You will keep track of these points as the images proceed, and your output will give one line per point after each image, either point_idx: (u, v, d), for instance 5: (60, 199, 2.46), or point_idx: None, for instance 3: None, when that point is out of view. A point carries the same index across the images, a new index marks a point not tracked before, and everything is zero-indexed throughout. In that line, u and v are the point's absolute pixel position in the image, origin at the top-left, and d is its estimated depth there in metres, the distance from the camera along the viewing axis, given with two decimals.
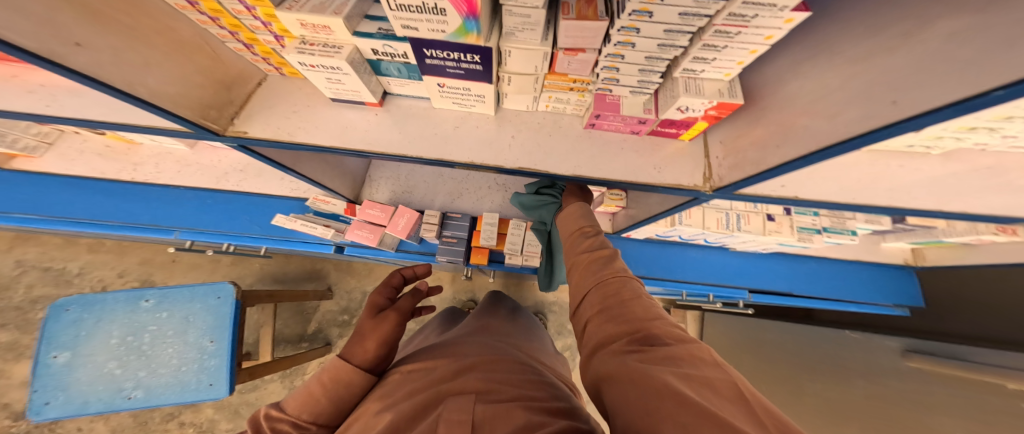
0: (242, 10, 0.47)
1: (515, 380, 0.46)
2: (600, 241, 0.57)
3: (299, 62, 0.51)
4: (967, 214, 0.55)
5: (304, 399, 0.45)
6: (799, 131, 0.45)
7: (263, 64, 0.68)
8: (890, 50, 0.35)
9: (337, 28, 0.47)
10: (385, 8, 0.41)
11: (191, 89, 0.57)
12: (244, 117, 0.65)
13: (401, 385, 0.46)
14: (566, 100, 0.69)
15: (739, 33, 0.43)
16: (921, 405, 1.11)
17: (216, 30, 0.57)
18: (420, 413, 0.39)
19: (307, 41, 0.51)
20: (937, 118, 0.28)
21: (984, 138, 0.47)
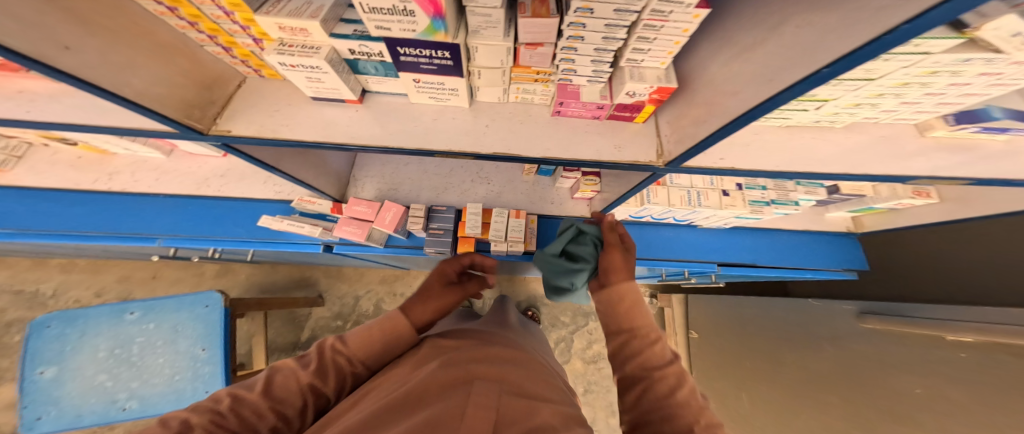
0: (220, 14, 0.51)
1: (537, 379, 0.45)
2: (664, 348, 0.50)
3: (279, 62, 0.53)
4: (880, 177, 0.61)
5: (361, 336, 0.52)
6: (717, 109, 0.53)
7: (241, 66, 0.70)
8: (765, 40, 0.43)
9: (315, 30, 0.50)
10: (358, 10, 0.45)
11: (175, 89, 0.59)
12: (226, 117, 0.67)
13: (431, 356, 0.47)
14: (533, 91, 0.75)
15: (663, 27, 0.52)
16: (886, 366, 1.16)
17: (195, 34, 0.59)
18: (448, 385, 0.38)
19: (286, 43, 0.54)
20: (804, 89, 0.36)
21: (871, 112, 0.55)
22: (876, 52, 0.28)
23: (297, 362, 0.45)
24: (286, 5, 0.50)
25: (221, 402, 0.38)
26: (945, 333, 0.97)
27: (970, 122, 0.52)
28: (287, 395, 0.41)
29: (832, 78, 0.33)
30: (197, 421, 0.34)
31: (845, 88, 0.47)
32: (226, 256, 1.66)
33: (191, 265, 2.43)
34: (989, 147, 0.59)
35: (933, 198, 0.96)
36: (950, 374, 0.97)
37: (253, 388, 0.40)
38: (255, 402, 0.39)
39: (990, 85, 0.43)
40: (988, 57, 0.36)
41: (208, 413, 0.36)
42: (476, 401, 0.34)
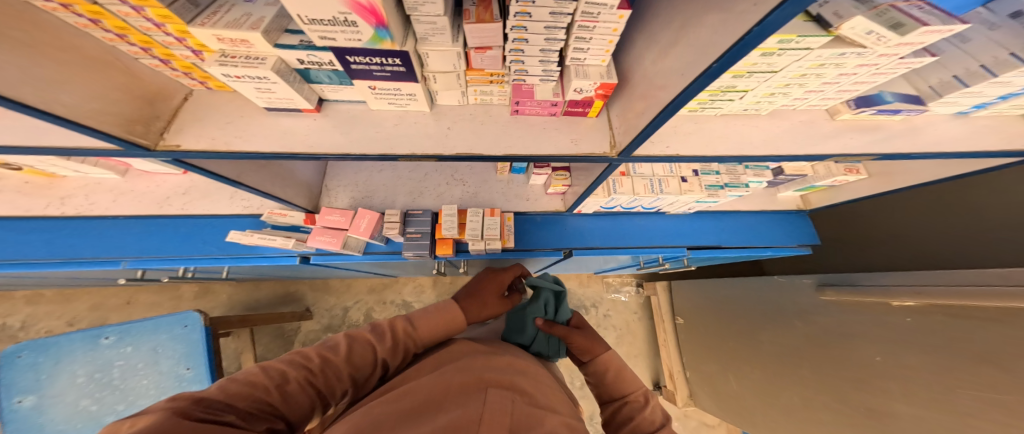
0: (150, 26, 0.48)
1: (541, 390, 0.51)
2: (655, 410, 0.62)
3: (223, 74, 0.52)
4: (808, 156, 0.68)
5: (427, 319, 0.63)
6: (653, 102, 0.58)
7: (184, 79, 0.67)
8: (678, 40, 0.50)
9: (256, 42, 0.48)
10: (297, 23, 0.43)
11: (113, 105, 0.56)
12: (174, 131, 0.64)
13: (454, 357, 0.54)
14: (490, 92, 0.78)
15: (595, 27, 0.57)
16: (847, 335, 1.20)
17: (127, 47, 0.57)
18: (466, 389, 0.43)
19: (228, 54, 0.52)
20: (708, 81, 0.42)
21: (786, 100, 0.63)
22: (744, 50, 0.35)
23: (368, 335, 0.55)
24: (223, 16, 0.48)
25: (312, 359, 0.47)
26: (889, 299, 1.02)
27: (866, 106, 0.61)
28: (362, 363, 0.51)
29: (724, 71, 0.39)
30: (296, 375, 0.44)
31: (757, 80, 0.55)
32: (200, 275, 1.61)
33: (167, 288, 2.36)
34: (891, 127, 0.68)
35: (863, 175, 1.05)
36: (895, 337, 1.04)
37: (337, 353, 0.50)
38: (338, 366, 0.49)
39: (872, 74, 0.51)
40: (857, 51, 0.44)
41: (304, 367, 0.46)
42: (491, 409, 0.39)
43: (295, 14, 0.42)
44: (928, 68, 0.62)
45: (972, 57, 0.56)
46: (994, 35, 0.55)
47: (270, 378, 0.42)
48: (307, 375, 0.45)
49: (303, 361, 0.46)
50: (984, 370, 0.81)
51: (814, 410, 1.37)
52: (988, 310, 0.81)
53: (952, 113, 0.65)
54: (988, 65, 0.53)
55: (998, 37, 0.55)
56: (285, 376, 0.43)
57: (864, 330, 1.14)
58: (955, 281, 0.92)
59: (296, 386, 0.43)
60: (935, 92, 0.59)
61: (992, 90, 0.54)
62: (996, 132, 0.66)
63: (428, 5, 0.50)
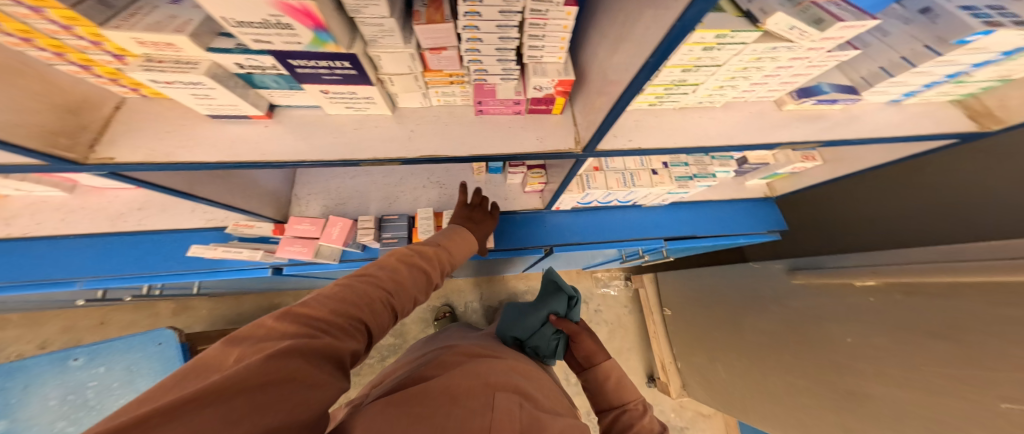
0: (56, 29, 0.43)
1: (544, 397, 0.57)
2: (652, 419, 0.72)
3: (150, 80, 0.48)
4: (756, 145, 0.72)
5: (452, 242, 0.82)
6: (607, 96, 0.61)
7: (113, 86, 0.60)
8: (622, 37, 0.54)
9: (184, 45, 0.44)
10: (223, 26, 0.41)
11: (26, 115, 0.49)
12: (107, 142, 0.58)
13: (460, 363, 0.61)
14: (453, 93, 0.77)
15: (546, 25, 0.57)
16: (818, 318, 1.25)
17: (37, 52, 0.49)
18: (475, 390, 0.50)
19: (154, 58, 0.47)
20: (648, 75, 0.46)
21: (736, 93, 0.67)
22: (672, 48, 0.39)
23: (418, 261, 0.66)
24: (143, 19, 0.43)
25: (383, 283, 0.56)
26: (852, 280, 1.06)
27: (806, 97, 0.67)
28: (417, 282, 0.63)
29: (661, 65, 0.43)
30: (376, 295, 0.53)
31: (703, 74, 0.59)
32: (167, 292, 1.55)
33: (143, 306, 2.30)
34: (832, 116, 0.74)
35: (818, 160, 1.07)
36: (860, 316, 1.08)
37: (399, 274, 0.61)
38: (402, 287, 0.59)
39: (807, 66, 0.56)
40: (786, 45, 0.49)
41: (378, 288, 0.55)
42: (500, 415, 0.44)
43: (220, 17, 0.40)
44: (857, 59, 0.68)
45: (893, 49, 0.61)
46: (908, 29, 0.60)
47: (356, 297, 0.50)
48: (384, 295, 0.55)
49: (378, 284, 0.56)
50: (939, 344, 0.85)
51: (799, 398, 1.36)
52: (939, 286, 0.86)
53: (887, 100, 0.73)
54: (907, 57, 0.59)
55: (912, 31, 0.59)
56: (366, 297, 0.52)
57: (833, 311, 1.18)
58: (912, 259, 0.95)
59: (380, 305, 0.53)
60: (867, 83, 0.66)
61: (914, 79, 0.62)
62: (925, 119, 0.75)
63: (371, 7, 0.48)
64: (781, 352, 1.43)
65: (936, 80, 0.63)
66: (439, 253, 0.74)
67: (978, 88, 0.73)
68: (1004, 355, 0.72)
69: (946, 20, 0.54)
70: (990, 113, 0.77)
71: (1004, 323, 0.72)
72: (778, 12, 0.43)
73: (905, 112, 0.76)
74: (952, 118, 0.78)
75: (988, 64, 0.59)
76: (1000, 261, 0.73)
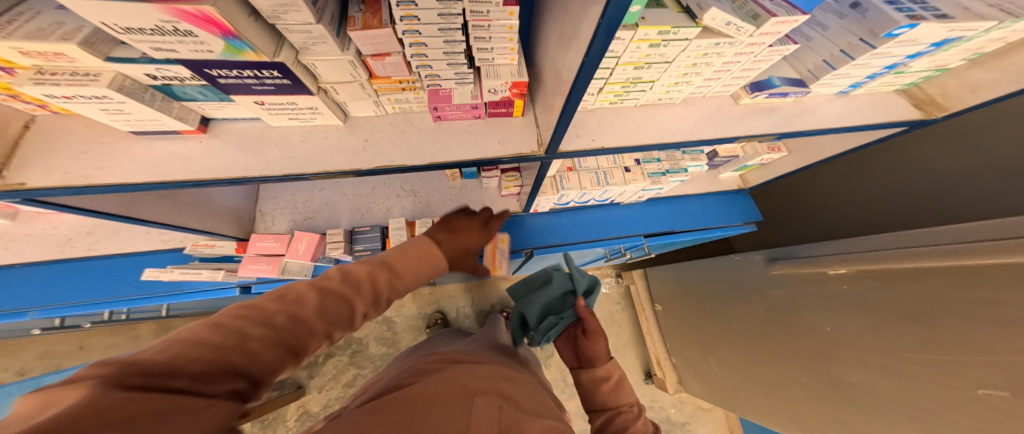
0: None
1: (530, 398, 0.53)
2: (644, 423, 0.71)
3: (45, 94, 0.44)
4: (713, 140, 0.72)
5: (404, 257, 0.58)
6: (559, 98, 0.61)
7: (19, 105, 0.53)
8: (565, 42, 0.54)
9: (77, 55, 0.40)
10: (108, 33, 0.37)
11: None
12: (17, 167, 0.53)
13: (439, 368, 0.56)
14: (407, 100, 0.74)
15: (490, 26, 0.55)
16: (800, 307, 1.24)
17: None
18: (455, 395, 0.45)
19: (47, 70, 0.43)
20: (587, 77, 0.47)
21: (692, 88, 0.67)
22: (605, 42, 0.39)
23: (342, 282, 0.47)
24: (23, 26, 0.38)
25: (274, 319, 0.37)
26: (826, 269, 1.07)
27: (759, 91, 0.66)
28: (338, 318, 0.44)
29: (596, 67, 0.44)
30: (257, 335, 0.34)
31: (656, 71, 0.58)
32: (134, 316, 1.48)
33: (123, 329, 2.24)
34: (787, 108, 0.74)
35: (785, 151, 1.09)
36: (839, 305, 1.07)
37: (304, 306, 0.41)
38: (309, 324, 0.40)
39: (754, 61, 0.57)
40: (727, 41, 0.48)
41: (263, 325, 0.35)
42: (478, 418, 0.41)
43: (101, 23, 0.36)
44: (801, 52, 0.68)
45: (833, 42, 0.61)
46: (843, 24, 0.59)
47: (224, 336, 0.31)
48: (268, 333, 0.35)
49: (261, 316, 0.36)
50: (914, 329, 0.85)
51: (788, 389, 1.36)
52: (905, 271, 0.86)
53: (834, 92, 0.74)
54: (844, 50, 0.58)
55: (846, 26, 0.58)
56: (237, 336, 0.32)
57: (812, 301, 1.18)
58: (880, 245, 0.96)
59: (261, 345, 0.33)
60: (812, 76, 0.66)
61: (857, 71, 0.61)
62: (873, 107, 0.76)
63: (293, 13, 0.44)
64: (766, 341, 1.44)
65: (878, 72, 0.63)
66: (381, 275, 0.53)
67: (919, 77, 0.74)
68: (976, 336, 0.72)
69: (874, 14, 0.54)
70: (933, 101, 0.78)
71: (975, 307, 0.72)
72: (711, 8, 0.43)
73: (853, 103, 0.76)
74: (900, 105, 0.78)
75: (922, 54, 0.59)
76: (961, 246, 0.74)
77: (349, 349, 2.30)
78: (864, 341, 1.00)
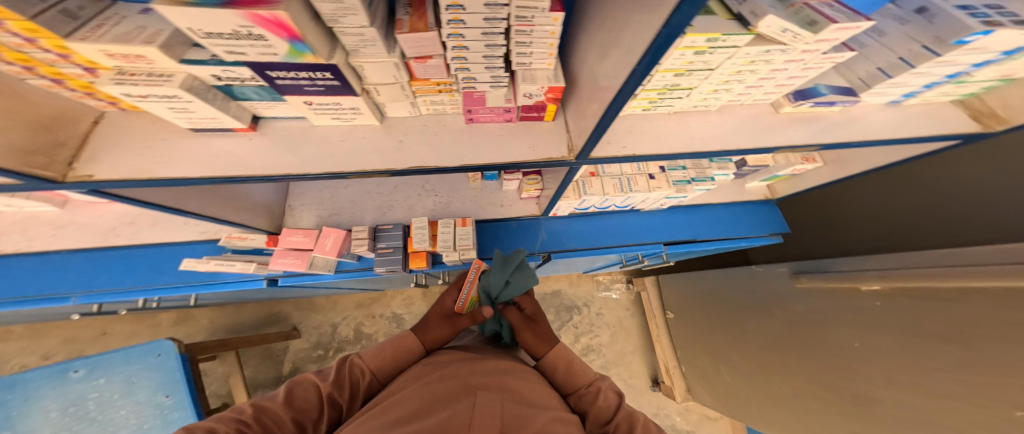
0: (20, 43, 0.37)
1: (529, 387, 0.62)
2: (607, 397, 0.68)
3: (123, 93, 0.46)
4: (749, 150, 0.71)
5: (378, 353, 0.74)
6: (599, 101, 0.60)
7: (90, 100, 0.57)
8: (611, 42, 0.53)
9: (155, 56, 0.42)
10: (191, 37, 0.40)
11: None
12: (87, 160, 0.56)
13: (448, 363, 0.67)
14: (442, 101, 0.75)
15: (533, 31, 0.56)
16: (824, 321, 1.20)
17: (10, 69, 0.44)
18: (458, 392, 0.55)
19: (126, 71, 0.46)
20: (637, 82, 0.45)
21: (731, 96, 0.67)
22: (640, 79, 0.44)
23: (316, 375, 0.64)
24: (110, 30, 0.40)
25: (244, 413, 0.53)
26: (858, 284, 1.03)
27: (804, 99, 0.65)
28: (305, 406, 0.59)
29: (651, 71, 0.42)
30: (225, 428, 0.49)
31: (697, 77, 0.58)
32: (166, 304, 1.54)
33: (144, 317, 2.34)
34: (830, 117, 0.72)
35: (819, 162, 1.08)
36: (868, 322, 1.03)
37: (275, 400, 0.57)
38: (277, 412, 0.55)
39: (803, 68, 0.55)
40: (779, 48, 0.47)
41: (234, 422, 0.51)
42: (481, 412, 0.50)
43: (187, 28, 0.38)
44: (854, 60, 0.66)
45: (890, 50, 0.59)
46: (905, 30, 0.57)
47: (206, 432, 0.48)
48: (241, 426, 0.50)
49: (239, 416, 0.52)
50: (952, 349, 0.81)
51: (805, 402, 1.32)
52: (947, 290, 0.82)
53: (884, 102, 0.72)
54: (903, 58, 0.56)
55: (909, 32, 0.57)
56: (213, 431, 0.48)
57: (838, 315, 1.15)
58: (917, 263, 0.92)
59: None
60: (864, 84, 0.64)
61: (913, 80, 0.60)
62: (919, 119, 0.73)
63: (351, 17, 0.47)
64: (784, 355, 1.40)
65: (936, 81, 0.61)
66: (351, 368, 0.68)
67: (977, 88, 0.70)
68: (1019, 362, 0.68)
69: (943, 19, 0.52)
70: (991, 114, 0.74)
71: (1014, 329, 0.69)
72: (768, 15, 0.41)
73: (898, 114, 0.73)
74: (951, 117, 0.75)
75: (988, 64, 0.57)
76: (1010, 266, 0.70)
77: (359, 344, 2.41)
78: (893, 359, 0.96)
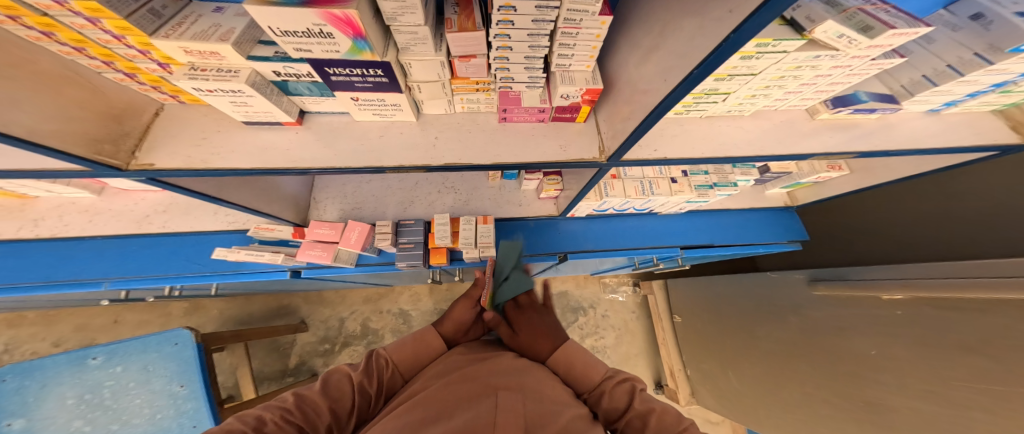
0: (109, 39, 0.44)
1: (547, 385, 0.59)
2: (614, 396, 0.59)
3: (193, 87, 0.49)
4: (781, 156, 0.71)
5: (402, 346, 0.73)
6: (637, 105, 0.60)
7: (154, 93, 0.62)
8: (656, 46, 0.53)
9: (226, 53, 0.46)
10: (269, 35, 0.43)
11: (74, 123, 0.50)
12: (147, 149, 0.59)
13: (467, 363, 0.66)
14: (477, 100, 0.77)
15: (578, 33, 0.57)
16: (841, 330, 1.20)
17: (88, 61, 0.51)
18: (477, 394, 0.54)
19: (197, 66, 0.49)
20: (688, 89, 0.45)
21: (768, 101, 0.68)
22: (683, 94, 0.46)
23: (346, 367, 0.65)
24: (189, 27, 0.45)
25: (286, 401, 0.54)
26: (881, 294, 1.02)
27: (843, 105, 0.66)
28: (339, 395, 0.58)
29: (705, 78, 0.42)
30: (270, 417, 0.50)
31: (738, 82, 0.59)
32: (187, 293, 1.57)
33: (156, 306, 2.39)
34: (866, 125, 0.73)
35: (844, 169, 1.09)
36: (888, 331, 1.03)
37: (310, 389, 0.58)
38: (314, 401, 0.56)
39: (848, 74, 0.56)
40: (831, 53, 0.48)
41: (278, 410, 0.52)
42: (502, 411, 0.48)
43: (267, 27, 0.42)
44: (899, 68, 0.67)
45: (937, 56, 0.60)
46: (956, 36, 0.59)
47: (249, 423, 0.48)
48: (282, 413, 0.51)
49: (279, 405, 0.53)
50: (973, 359, 0.81)
51: (815, 409, 1.32)
52: (973, 301, 0.82)
53: (925, 109, 0.72)
54: (953, 65, 0.57)
55: (962, 38, 0.58)
56: (258, 420, 0.49)
57: (855, 323, 1.14)
58: (942, 273, 0.92)
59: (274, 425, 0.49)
60: (908, 91, 0.64)
61: (960, 88, 0.60)
62: (956, 129, 0.73)
63: (408, 15, 0.49)
64: (796, 363, 1.40)
65: (981, 90, 0.61)
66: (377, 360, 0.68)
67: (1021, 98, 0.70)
68: None
69: (1001, 26, 0.53)
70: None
71: None
72: (826, 21, 0.43)
73: (933, 123, 0.73)
74: (988, 127, 0.75)
75: None
76: None
77: (365, 339, 2.45)
78: (910, 368, 0.96)
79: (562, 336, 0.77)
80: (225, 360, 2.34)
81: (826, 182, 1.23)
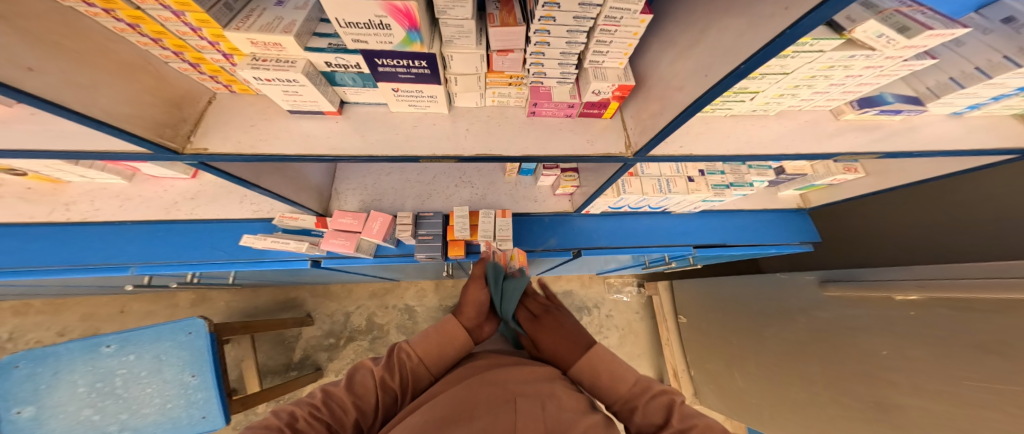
0: (186, 30, 0.47)
1: (570, 394, 0.53)
2: (648, 412, 0.52)
3: (254, 77, 0.52)
4: (807, 154, 0.73)
5: (425, 341, 0.68)
6: (669, 101, 0.62)
7: (209, 82, 0.65)
8: (697, 41, 0.55)
9: (288, 45, 0.49)
10: (335, 26, 0.46)
11: (143, 108, 0.52)
12: (201, 135, 0.61)
13: (488, 367, 0.61)
14: (508, 94, 0.78)
15: (617, 30, 0.59)
16: (852, 330, 1.21)
17: (159, 51, 0.54)
18: (496, 400, 0.48)
19: (259, 57, 0.52)
20: (730, 83, 0.47)
21: (794, 100, 0.70)
22: (723, 89, 0.48)
23: (372, 361, 0.64)
24: (256, 20, 0.48)
25: (315, 397, 0.53)
26: (893, 295, 1.04)
27: (869, 106, 0.68)
28: (364, 392, 0.57)
29: (750, 73, 0.44)
30: (301, 413, 0.50)
31: (769, 81, 0.61)
32: (204, 281, 1.60)
33: (163, 297, 2.42)
34: (890, 126, 0.74)
35: (860, 172, 1.12)
36: (900, 332, 1.04)
37: (337, 385, 0.57)
38: (341, 397, 0.55)
39: (877, 75, 0.58)
40: (866, 53, 0.50)
41: (308, 405, 0.52)
42: (523, 418, 0.44)
43: (335, 18, 0.45)
44: (926, 71, 0.69)
45: (965, 60, 0.63)
46: (987, 39, 0.61)
47: (281, 420, 0.48)
48: (311, 409, 0.51)
49: (307, 401, 0.53)
50: (988, 359, 0.82)
51: (824, 409, 1.33)
52: (987, 302, 0.83)
53: (949, 112, 0.74)
54: (981, 68, 0.59)
55: (993, 41, 0.61)
56: (291, 415, 0.49)
57: (866, 324, 1.16)
58: (958, 274, 0.93)
59: (303, 422, 0.49)
60: (932, 93, 0.66)
61: (984, 92, 0.61)
62: (978, 131, 0.74)
63: (457, 8, 0.52)
64: (806, 364, 1.41)
65: (1004, 94, 0.63)
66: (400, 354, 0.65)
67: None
68: None
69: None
70: None
71: None
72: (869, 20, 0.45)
73: (955, 126, 0.75)
74: (1009, 131, 0.76)
75: None
76: None
77: (370, 335, 2.47)
78: (921, 369, 0.97)
79: (586, 341, 0.69)
80: (230, 353, 2.37)
81: (840, 184, 1.24)
